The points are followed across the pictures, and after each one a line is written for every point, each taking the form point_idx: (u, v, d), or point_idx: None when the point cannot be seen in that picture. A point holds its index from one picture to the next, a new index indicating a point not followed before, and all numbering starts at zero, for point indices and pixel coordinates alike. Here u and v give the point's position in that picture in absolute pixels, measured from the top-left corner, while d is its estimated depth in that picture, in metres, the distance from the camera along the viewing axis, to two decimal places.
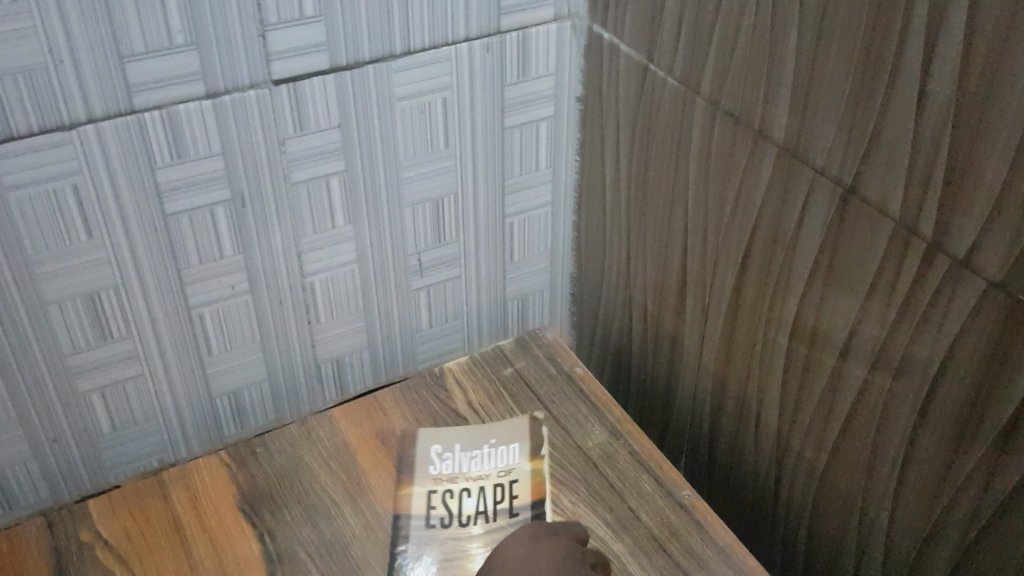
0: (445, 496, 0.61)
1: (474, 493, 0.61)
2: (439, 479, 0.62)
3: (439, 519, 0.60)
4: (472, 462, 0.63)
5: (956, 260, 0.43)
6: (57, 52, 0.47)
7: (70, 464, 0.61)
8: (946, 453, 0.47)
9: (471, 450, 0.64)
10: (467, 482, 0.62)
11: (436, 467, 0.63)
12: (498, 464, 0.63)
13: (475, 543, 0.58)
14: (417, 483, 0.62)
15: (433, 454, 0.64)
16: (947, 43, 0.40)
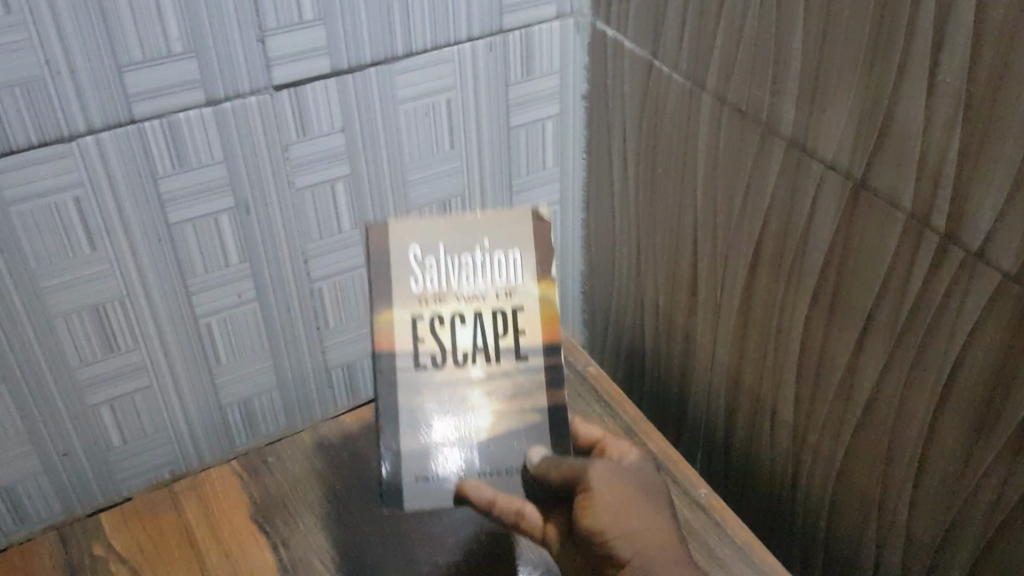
0: (434, 324, 0.47)
1: (469, 321, 0.47)
2: (422, 299, 0.46)
3: (430, 360, 0.47)
4: (461, 273, 0.47)
5: (971, 252, 0.42)
6: (54, 64, 0.47)
7: (81, 477, 0.60)
8: (964, 449, 0.46)
9: (461, 259, 0.47)
10: (459, 306, 0.47)
11: (418, 282, 0.46)
12: (495, 283, 0.47)
13: (477, 391, 0.47)
14: (398, 305, 0.46)
15: (409, 258, 0.46)
16: (958, 30, 0.39)
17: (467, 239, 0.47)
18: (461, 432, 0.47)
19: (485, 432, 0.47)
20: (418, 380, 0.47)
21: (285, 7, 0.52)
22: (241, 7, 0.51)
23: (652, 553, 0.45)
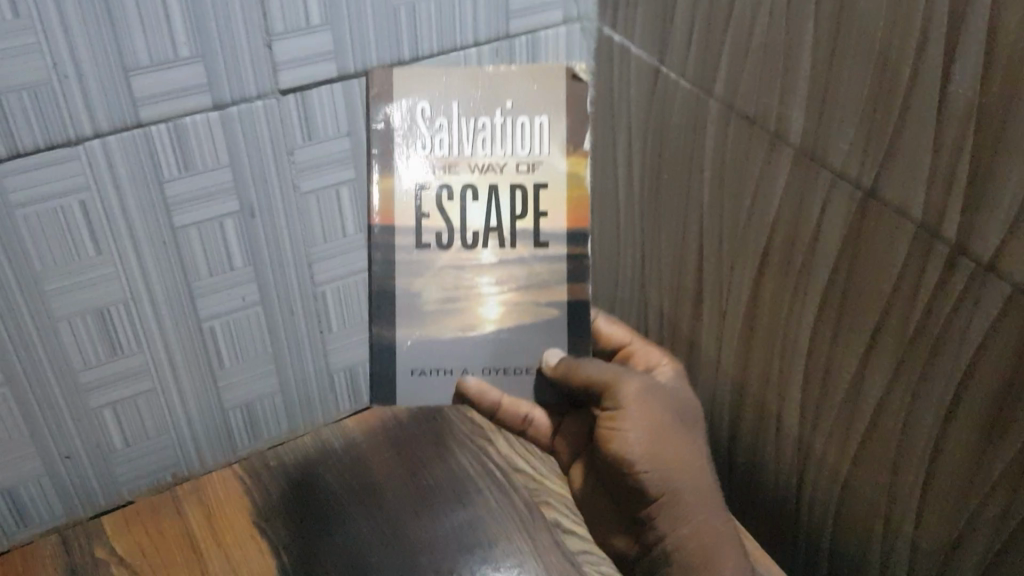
0: (444, 197, 0.58)
1: (483, 198, 0.58)
2: (436, 169, 0.57)
3: (435, 238, 0.58)
4: (477, 142, 0.57)
5: (981, 264, 0.42)
6: (61, 67, 0.47)
7: (85, 482, 0.60)
8: (971, 462, 0.45)
9: (478, 129, 0.57)
10: (472, 175, 0.57)
11: (427, 150, 0.57)
12: (517, 155, 0.57)
13: (485, 279, 0.59)
14: (406, 177, 0.57)
15: (416, 112, 0.57)
16: (971, 40, 0.39)
17: (490, 103, 0.57)
18: (466, 322, 0.60)
19: (494, 323, 0.60)
20: (422, 263, 0.58)
21: (293, 11, 0.52)
22: (249, 11, 0.50)
23: (681, 476, 0.53)
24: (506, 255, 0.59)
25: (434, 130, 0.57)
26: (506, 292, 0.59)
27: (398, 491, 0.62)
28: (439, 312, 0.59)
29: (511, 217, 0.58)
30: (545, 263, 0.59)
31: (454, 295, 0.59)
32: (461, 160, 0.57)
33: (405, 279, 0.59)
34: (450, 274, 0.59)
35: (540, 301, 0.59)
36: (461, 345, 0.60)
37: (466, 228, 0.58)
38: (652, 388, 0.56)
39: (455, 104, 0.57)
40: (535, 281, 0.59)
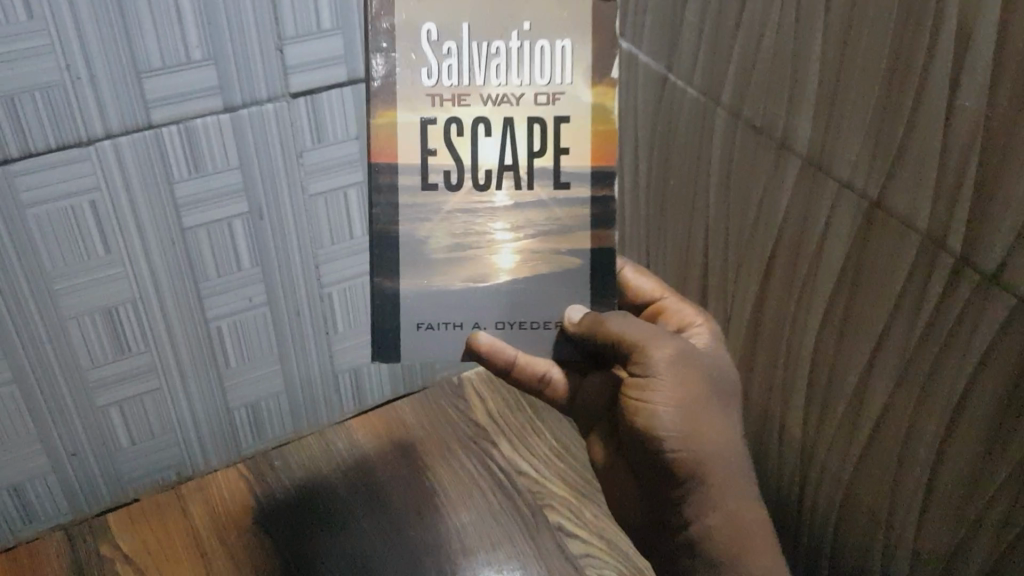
0: (451, 131, 0.43)
1: (496, 132, 0.43)
2: (437, 99, 0.42)
3: (443, 177, 0.43)
4: (491, 67, 0.42)
5: (986, 276, 0.42)
6: (74, 69, 0.47)
7: (90, 479, 0.60)
8: (972, 474, 0.46)
9: (491, 48, 0.42)
10: (484, 108, 0.43)
11: (432, 77, 0.42)
12: (539, 82, 0.42)
13: (501, 222, 0.44)
14: (405, 107, 0.43)
15: (421, 36, 0.42)
16: (978, 55, 0.39)
17: (506, 22, 0.42)
18: (478, 269, 0.45)
19: (508, 273, 0.45)
20: (427, 207, 0.44)
21: (304, 15, 0.52)
22: (261, 15, 0.51)
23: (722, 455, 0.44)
24: (523, 199, 0.44)
25: (441, 56, 0.42)
26: (523, 239, 0.45)
27: (402, 492, 0.62)
28: (446, 259, 0.45)
29: (528, 154, 0.43)
30: (571, 210, 0.44)
31: (463, 243, 0.44)
32: (472, 91, 0.43)
33: (408, 224, 0.44)
34: (456, 221, 0.44)
35: (561, 249, 0.45)
36: (471, 297, 0.45)
37: (476, 167, 0.43)
38: (691, 355, 0.45)
39: (465, 28, 0.42)
40: (554, 228, 0.45)
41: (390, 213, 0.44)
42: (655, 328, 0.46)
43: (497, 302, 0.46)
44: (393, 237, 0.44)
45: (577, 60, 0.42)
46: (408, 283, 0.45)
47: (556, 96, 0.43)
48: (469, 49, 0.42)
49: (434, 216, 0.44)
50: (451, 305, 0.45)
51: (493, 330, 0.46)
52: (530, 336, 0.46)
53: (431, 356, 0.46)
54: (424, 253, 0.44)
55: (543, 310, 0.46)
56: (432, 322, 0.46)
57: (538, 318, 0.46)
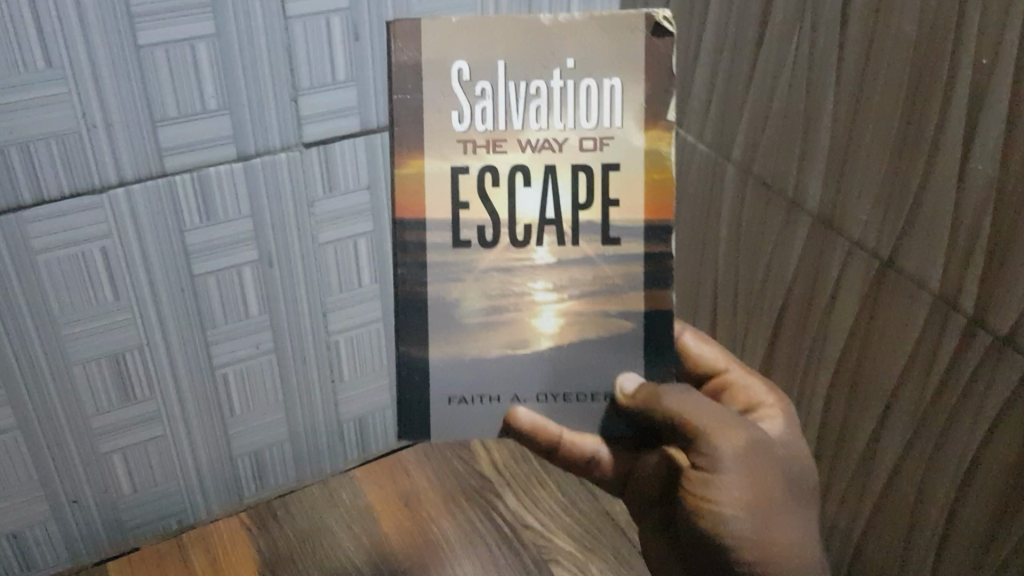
0: (487, 181, 0.41)
1: (537, 183, 0.41)
2: (471, 146, 0.40)
3: (477, 233, 0.41)
4: (529, 111, 0.40)
5: (999, 337, 0.42)
6: (90, 117, 0.48)
7: (91, 527, 0.60)
8: (984, 538, 0.45)
9: (529, 91, 0.40)
10: (524, 156, 0.40)
11: (463, 123, 0.40)
12: (581, 128, 0.40)
13: (541, 283, 0.42)
14: (433, 156, 0.40)
15: (452, 82, 0.39)
16: (991, 119, 0.40)
17: (544, 63, 0.40)
18: (518, 337, 0.42)
19: (550, 339, 0.42)
20: (459, 266, 0.41)
21: (319, 67, 0.53)
22: (276, 67, 0.52)
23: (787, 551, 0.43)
24: (567, 255, 0.41)
25: (475, 99, 0.40)
26: (568, 301, 0.42)
27: (405, 545, 0.61)
28: (482, 328, 0.42)
29: (572, 207, 0.41)
30: (620, 266, 0.41)
31: (499, 306, 0.42)
32: (508, 134, 0.40)
33: (437, 285, 0.42)
34: (494, 281, 0.42)
35: (610, 312, 0.42)
36: (508, 367, 0.43)
37: (514, 221, 0.41)
38: (759, 443, 0.43)
39: (500, 67, 0.40)
40: (602, 290, 0.42)
41: (420, 274, 0.41)
42: (718, 410, 0.43)
43: (539, 371, 0.43)
44: (421, 301, 0.42)
45: (628, 105, 0.40)
46: (440, 351, 0.42)
47: (605, 142, 0.40)
48: (505, 93, 0.40)
49: (466, 279, 0.42)
50: (488, 377, 0.43)
51: (534, 404, 0.43)
52: (575, 409, 0.43)
53: (463, 432, 0.43)
54: (459, 321, 0.42)
55: (589, 380, 0.43)
56: (465, 396, 0.43)
57: (587, 391, 0.43)
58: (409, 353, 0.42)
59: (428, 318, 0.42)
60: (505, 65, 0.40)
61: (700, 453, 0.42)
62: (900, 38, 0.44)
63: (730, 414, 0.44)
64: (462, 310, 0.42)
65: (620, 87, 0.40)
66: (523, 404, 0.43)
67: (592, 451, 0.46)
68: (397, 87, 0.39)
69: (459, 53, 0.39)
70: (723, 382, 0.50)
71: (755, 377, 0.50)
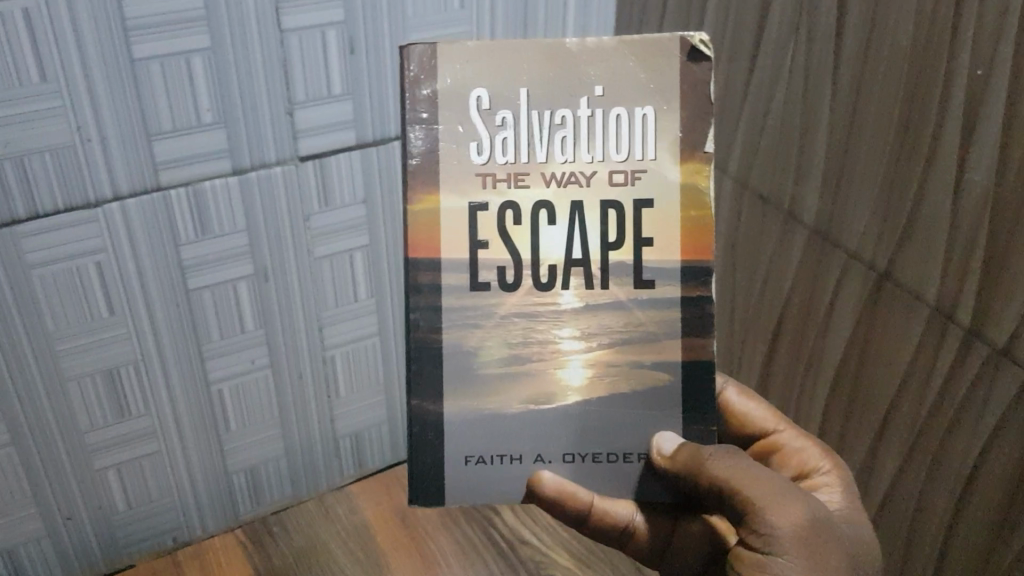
0: (509, 219, 0.40)
1: (563, 221, 0.40)
2: (494, 183, 0.40)
3: (498, 276, 0.40)
4: (556, 142, 0.40)
5: (996, 349, 0.41)
6: (85, 131, 0.48)
7: (85, 543, 0.59)
8: (983, 552, 0.45)
9: (556, 119, 0.40)
10: (552, 193, 0.40)
11: (483, 156, 0.40)
12: (608, 159, 0.40)
13: (566, 331, 0.41)
14: (453, 194, 0.40)
15: (474, 106, 0.39)
16: (987, 131, 0.40)
17: (570, 89, 0.40)
18: (544, 391, 0.41)
19: (577, 393, 0.41)
20: (479, 310, 0.41)
21: (314, 80, 0.53)
22: (272, 80, 0.52)
23: None
24: (595, 299, 0.41)
25: (497, 130, 0.39)
26: (595, 350, 0.41)
27: (401, 562, 0.61)
28: (504, 379, 0.41)
29: (602, 246, 0.40)
30: (652, 311, 0.41)
31: (522, 355, 0.41)
32: (532, 167, 0.40)
33: (454, 333, 0.41)
34: (516, 326, 0.41)
35: (644, 361, 0.41)
36: (531, 421, 0.42)
37: (538, 262, 0.40)
38: (819, 516, 0.40)
39: (524, 94, 0.39)
40: (635, 337, 0.41)
41: (434, 319, 0.41)
42: (773, 478, 0.41)
43: (568, 428, 0.42)
44: (436, 348, 0.41)
45: (659, 136, 0.40)
46: (456, 405, 0.41)
47: (636, 176, 0.40)
48: (526, 123, 0.40)
49: (486, 324, 0.41)
50: (509, 435, 0.42)
51: (559, 464, 0.42)
52: (604, 470, 0.42)
53: (480, 495, 0.42)
54: (478, 372, 0.41)
55: (621, 439, 0.42)
56: (483, 456, 0.42)
57: (617, 451, 0.42)
58: (423, 409, 0.41)
59: (445, 369, 0.41)
60: (528, 93, 0.39)
61: (751, 523, 0.39)
62: (895, 51, 0.44)
63: (788, 484, 0.41)
64: (482, 363, 0.41)
65: (652, 116, 0.40)
66: (547, 463, 0.42)
67: (628, 516, 0.45)
68: (411, 117, 0.39)
69: (474, 81, 0.39)
70: (773, 443, 0.49)
71: (806, 439, 0.48)
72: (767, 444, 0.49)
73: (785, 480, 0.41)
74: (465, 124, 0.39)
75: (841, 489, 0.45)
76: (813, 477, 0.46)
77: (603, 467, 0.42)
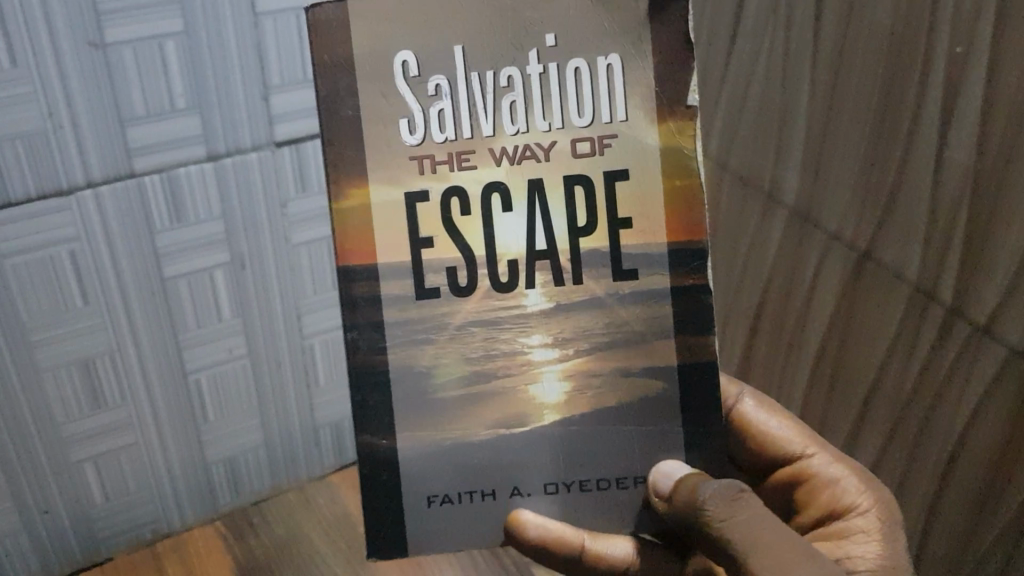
0: (458, 207, 0.40)
1: (518, 208, 0.40)
2: (434, 169, 0.39)
3: (450, 278, 0.40)
4: (506, 104, 0.39)
5: (977, 326, 0.42)
6: (56, 116, 0.47)
7: (62, 538, 0.57)
8: (967, 524, 0.45)
9: (505, 77, 0.39)
10: (503, 167, 0.39)
11: (417, 138, 0.39)
12: (564, 120, 0.39)
13: (537, 338, 0.41)
14: (390, 187, 0.39)
15: (401, 75, 0.39)
16: (964, 109, 0.40)
17: (513, 46, 0.39)
18: (520, 414, 0.41)
19: (553, 414, 0.41)
20: (431, 324, 0.41)
21: (290, 63, 0.52)
22: (247, 65, 0.51)
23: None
24: (567, 296, 0.40)
25: (430, 100, 0.39)
26: (571, 359, 0.41)
27: None
28: (463, 402, 0.41)
29: (570, 233, 0.40)
30: (635, 306, 0.41)
31: (482, 372, 0.41)
32: (478, 142, 0.39)
33: (402, 350, 0.41)
34: (475, 339, 0.41)
35: (633, 370, 0.41)
36: (500, 446, 0.42)
37: (496, 258, 0.40)
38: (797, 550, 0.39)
39: (459, 51, 0.39)
40: (619, 339, 0.41)
41: (376, 337, 0.41)
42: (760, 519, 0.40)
43: (548, 459, 0.42)
44: (382, 372, 0.41)
45: (630, 95, 0.39)
46: (411, 436, 0.41)
47: (605, 143, 0.39)
48: (462, 88, 0.39)
49: (440, 337, 0.41)
50: (476, 467, 0.42)
51: (540, 496, 0.42)
52: (591, 500, 0.42)
53: (446, 537, 0.42)
54: (432, 396, 0.41)
55: (611, 465, 0.42)
56: (449, 495, 0.42)
57: (609, 477, 0.42)
58: (376, 445, 0.41)
59: (394, 397, 0.41)
60: (463, 51, 0.39)
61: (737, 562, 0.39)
62: (875, 28, 0.44)
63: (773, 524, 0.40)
64: (438, 384, 0.41)
65: (618, 65, 0.39)
66: (526, 496, 0.42)
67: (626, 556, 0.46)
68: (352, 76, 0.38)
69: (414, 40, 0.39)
70: (805, 472, 0.47)
71: (839, 468, 0.47)
72: (797, 470, 0.48)
73: (804, 556, 0.38)
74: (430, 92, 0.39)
75: (878, 534, 0.43)
76: (848, 516, 0.45)
77: (590, 496, 0.42)
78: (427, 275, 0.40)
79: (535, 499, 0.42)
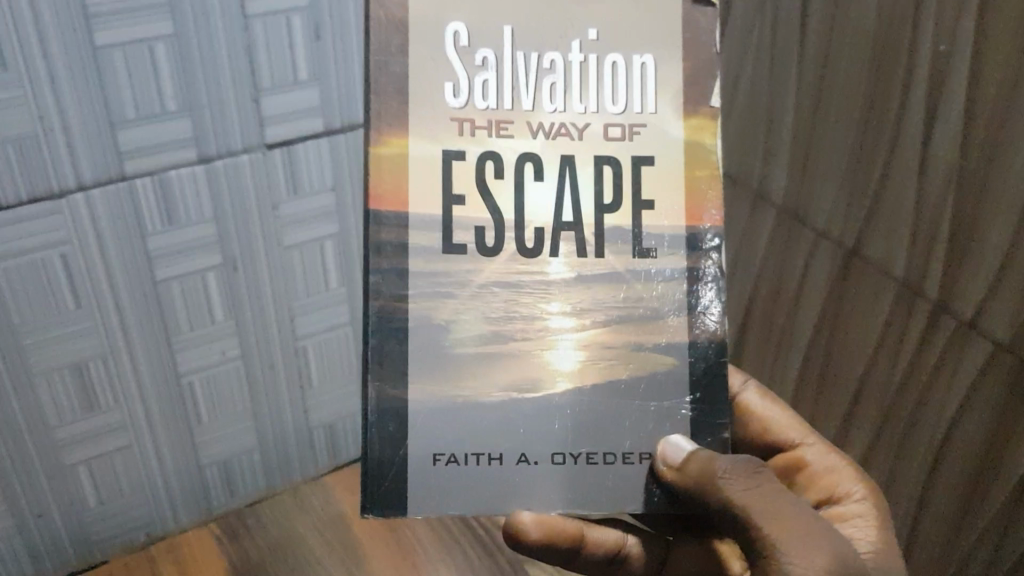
0: (490, 172, 0.39)
1: (550, 179, 0.40)
2: (472, 132, 0.39)
3: (475, 237, 0.39)
4: (548, 87, 0.40)
5: (963, 322, 0.42)
6: (47, 119, 0.47)
7: (56, 539, 0.57)
8: (956, 514, 0.45)
9: (549, 61, 0.40)
10: (541, 143, 0.40)
11: (462, 100, 0.39)
12: (600, 105, 0.40)
13: (555, 304, 0.40)
14: (428, 143, 0.39)
15: (450, 39, 0.39)
16: (948, 107, 0.40)
17: (558, 34, 0.40)
18: (538, 378, 0.40)
19: (568, 381, 0.40)
20: (451, 282, 0.39)
21: (280, 65, 0.52)
22: (237, 66, 0.51)
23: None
24: (586, 269, 0.40)
25: (476, 71, 0.39)
26: (589, 330, 0.40)
27: (379, 551, 0.60)
28: (481, 361, 0.39)
29: (596, 209, 0.40)
30: (651, 284, 0.40)
31: (503, 333, 0.40)
32: (516, 115, 0.40)
33: (422, 304, 0.39)
34: (497, 301, 0.39)
35: (647, 344, 0.40)
36: (512, 412, 0.40)
37: (524, 223, 0.40)
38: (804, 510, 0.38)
39: (507, 32, 0.40)
40: (632, 315, 0.40)
41: (398, 285, 0.39)
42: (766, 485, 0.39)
43: (559, 428, 0.40)
44: (399, 322, 0.39)
45: (660, 91, 0.40)
46: (424, 390, 0.39)
47: (635, 130, 0.40)
48: (507, 66, 0.40)
49: (461, 295, 0.39)
50: (486, 431, 0.39)
51: (547, 466, 0.40)
52: (597, 471, 0.40)
53: (448, 499, 0.39)
54: (452, 352, 0.39)
55: (620, 437, 0.40)
56: (454, 455, 0.39)
57: (616, 450, 0.40)
58: (384, 397, 0.39)
59: (412, 347, 0.39)
60: (513, 31, 0.40)
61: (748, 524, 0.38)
62: (861, 25, 0.44)
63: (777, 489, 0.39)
64: (458, 340, 0.39)
65: (652, 65, 0.40)
66: (533, 465, 0.40)
67: (620, 537, 0.49)
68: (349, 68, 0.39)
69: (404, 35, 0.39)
70: (797, 460, 0.48)
71: (834, 459, 0.47)
72: (790, 458, 0.48)
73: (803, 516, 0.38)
74: (434, 80, 0.39)
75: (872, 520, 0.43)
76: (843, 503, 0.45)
77: (598, 468, 0.40)
78: (454, 232, 0.39)
79: (541, 468, 0.40)
